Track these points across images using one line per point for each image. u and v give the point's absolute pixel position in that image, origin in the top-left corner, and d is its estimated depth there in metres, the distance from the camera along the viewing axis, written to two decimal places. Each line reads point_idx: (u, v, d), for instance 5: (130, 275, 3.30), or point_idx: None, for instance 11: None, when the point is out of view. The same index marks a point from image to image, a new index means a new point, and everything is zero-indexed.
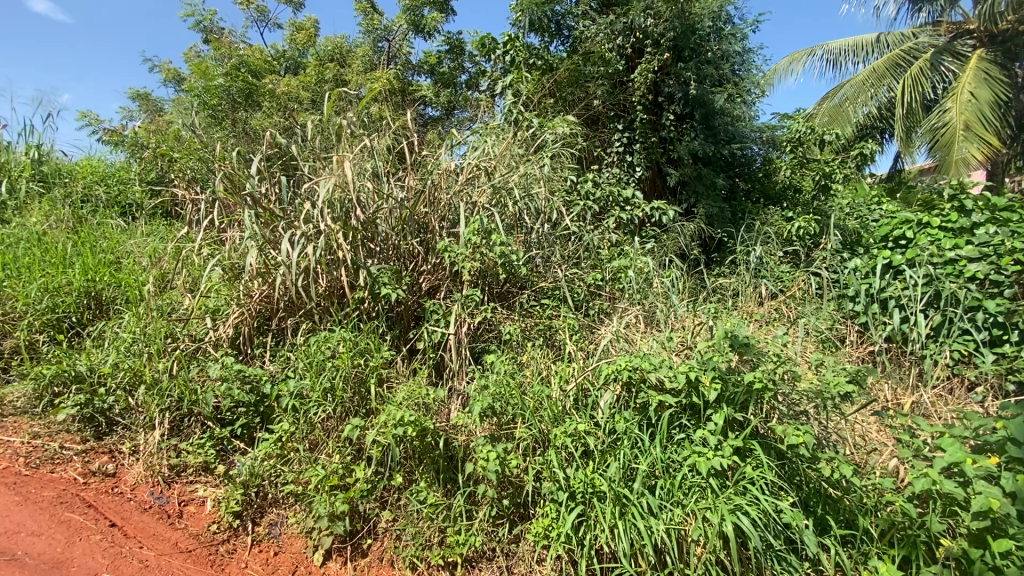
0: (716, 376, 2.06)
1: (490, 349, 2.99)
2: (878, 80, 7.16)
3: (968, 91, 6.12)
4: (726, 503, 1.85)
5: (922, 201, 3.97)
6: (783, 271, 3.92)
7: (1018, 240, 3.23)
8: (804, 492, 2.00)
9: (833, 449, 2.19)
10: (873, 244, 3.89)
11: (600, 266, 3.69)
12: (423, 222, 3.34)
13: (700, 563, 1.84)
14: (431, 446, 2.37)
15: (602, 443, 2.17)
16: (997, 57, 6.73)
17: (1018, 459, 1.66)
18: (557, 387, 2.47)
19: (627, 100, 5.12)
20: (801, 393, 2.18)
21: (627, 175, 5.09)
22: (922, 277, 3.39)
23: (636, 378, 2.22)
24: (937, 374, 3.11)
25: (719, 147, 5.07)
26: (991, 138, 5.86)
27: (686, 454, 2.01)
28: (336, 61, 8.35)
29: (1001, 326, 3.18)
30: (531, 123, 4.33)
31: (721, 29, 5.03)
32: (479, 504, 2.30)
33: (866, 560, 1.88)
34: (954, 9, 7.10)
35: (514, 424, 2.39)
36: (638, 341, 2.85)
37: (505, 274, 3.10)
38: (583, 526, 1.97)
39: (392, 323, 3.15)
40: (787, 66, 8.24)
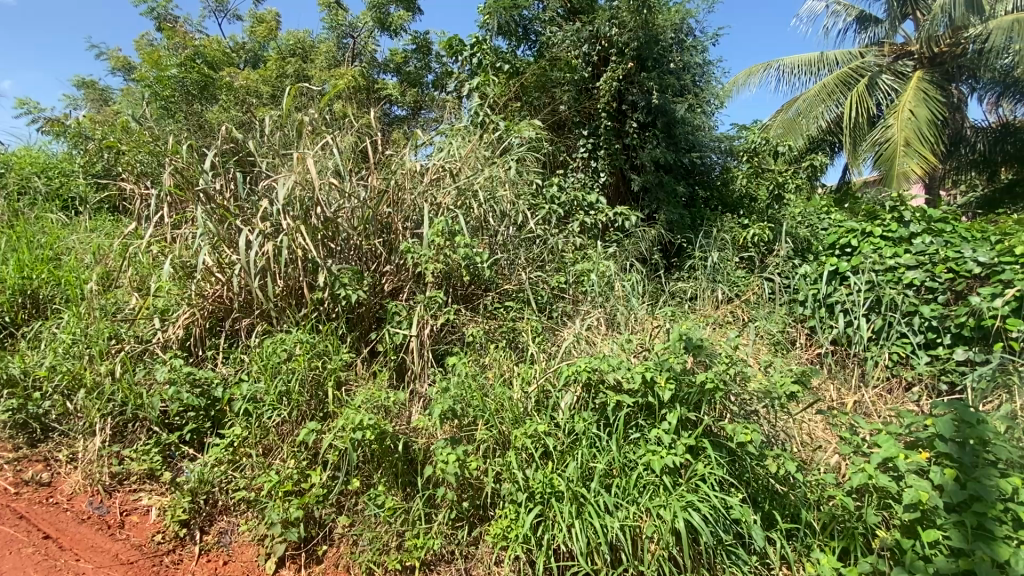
0: (670, 376, 2.12)
1: (453, 351, 2.98)
2: (828, 96, 7.54)
3: (908, 110, 6.53)
4: (679, 500, 1.91)
5: (866, 211, 4.18)
6: (738, 276, 4.09)
7: (951, 249, 3.46)
8: (752, 488, 2.07)
9: (781, 446, 2.28)
10: (821, 252, 4.09)
11: (564, 269, 3.73)
12: (386, 222, 3.29)
13: (654, 560, 1.87)
14: (390, 449, 2.33)
15: (561, 444, 2.19)
16: (936, 77, 7.18)
17: (945, 453, 1.77)
18: (519, 388, 2.49)
19: (593, 107, 5.22)
20: (752, 393, 2.26)
21: (591, 180, 5.18)
22: (865, 283, 3.59)
23: (595, 379, 2.26)
24: (877, 374, 3.29)
25: (680, 155, 5.22)
26: (928, 154, 6.27)
27: (642, 453, 2.05)
28: (298, 56, 8.16)
29: (935, 329, 3.40)
30: (497, 126, 4.36)
31: (683, 41, 5.19)
32: (438, 507, 2.28)
33: (809, 552, 1.96)
34: (894, 34, 7.63)
35: (474, 426, 2.38)
36: (598, 342, 2.90)
37: (469, 277, 3.09)
38: (542, 526, 1.98)
39: (352, 325, 3.10)
40: (745, 79, 8.56)
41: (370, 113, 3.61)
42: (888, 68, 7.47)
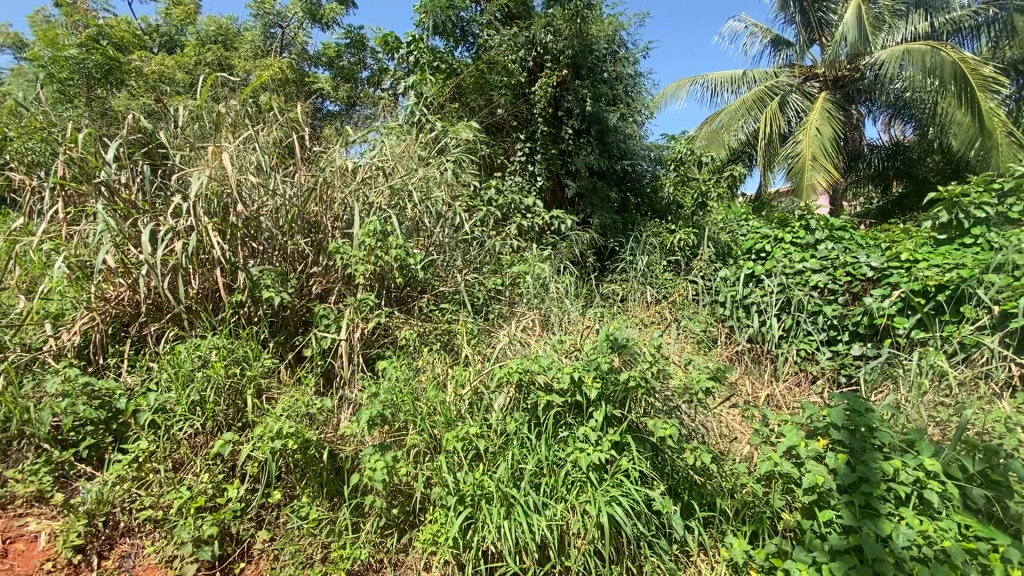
0: (597, 375, 2.19)
1: (385, 355, 2.91)
2: (747, 111, 8.10)
3: (815, 127, 7.14)
4: (604, 495, 1.96)
5: (779, 219, 4.52)
6: (667, 279, 4.31)
7: (849, 255, 3.82)
8: (673, 480, 2.19)
9: (700, 439, 2.42)
10: (740, 256, 4.38)
11: (501, 271, 3.75)
12: (315, 221, 3.17)
13: (580, 554, 1.92)
14: (315, 458, 2.25)
15: (493, 446, 2.20)
16: (839, 98, 7.88)
17: (838, 440, 1.95)
18: (452, 391, 2.47)
19: (530, 111, 5.29)
20: (673, 389, 2.37)
21: (529, 184, 5.24)
22: (776, 285, 3.89)
23: (527, 379, 2.29)
24: (787, 370, 3.56)
25: (613, 162, 5.43)
26: (832, 168, 6.89)
27: (570, 450, 2.10)
28: (221, 43, 7.71)
29: (835, 328, 3.73)
30: (434, 126, 4.31)
31: (616, 52, 5.39)
32: (366, 515, 2.22)
33: (723, 538, 2.10)
34: (803, 55, 8.38)
35: (405, 429, 2.34)
36: (532, 343, 2.92)
37: (402, 279, 3.02)
38: (471, 529, 1.97)
39: (276, 329, 2.96)
40: (673, 91, 9.01)
41: (298, 107, 3.46)
42: (799, 88, 8.12)
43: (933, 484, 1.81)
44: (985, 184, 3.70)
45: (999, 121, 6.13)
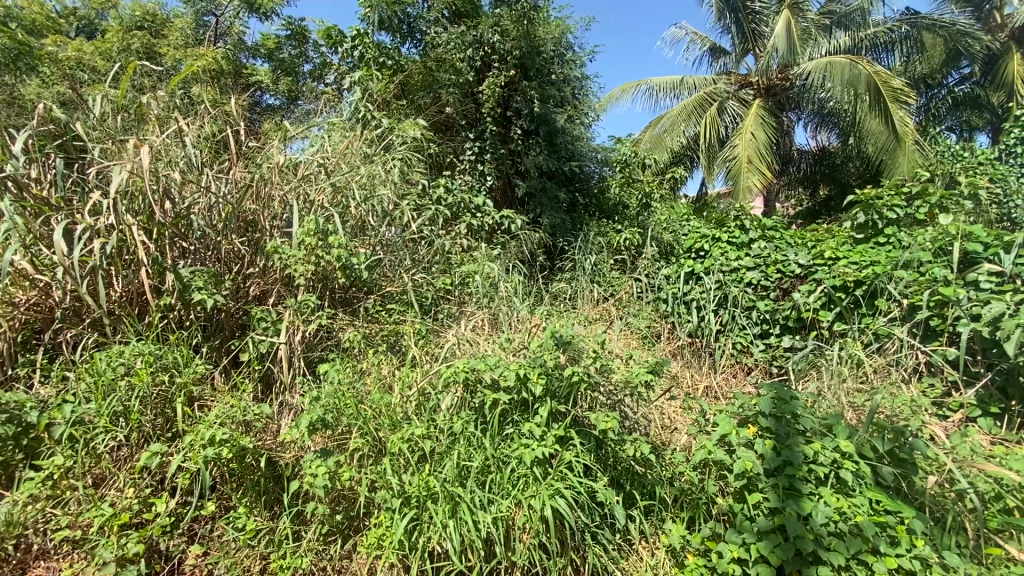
0: (542, 372, 2.23)
1: (328, 358, 2.83)
2: (688, 116, 8.46)
3: (750, 132, 7.54)
4: (548, 489, 2.00)
5: (717, 219, 4.74)
6: (613, 276, 4.45)
7: (779, 253, 4.06)
8: (615, 471, 2.27)
9: (641, 431, 2.50)
10: (682, 255, 4.57)
11: (450, 271, 3.72)
12: (251, 220, 3.05)
13: (525, 548, 1.94)
14: (252, 466, 2.18)
15: (438, 446, 2.19)
16: (772, 105, 8.34)
17: (766, 426, 2.08)
18: (398, 393, 2.44)
19: (478, 111, 5.29)
20: (615, 384, 2.45)
21: (478, 183, 5.24)
22: (714, 283, 4.08)
23: (473, 378, 2.30)
24: (724, 362, 3.75)
25: (561, 163, 5.51)
26: (765, 171, 7.30)
27: (515, 447, 2.12)
28: (147, 29, 7.26)
29: (768, 322, 3.97)
30: (379, 123, 4.23)
31: (563, 54, 5.46)
32: (308, 523, 2.17)
33: (662, 524, 2.20)
34: (738, 64, 8.83)
35: (348, 433, 2.30)
36: (481, 342, 2.91)
37: (345, 280, 2.94)
38: (416, 530, 1.96)
39: (209, 334, 2.82)
40: (619, 94, 9.26)
41: (233, 100, 3.31)
42: (735, 95, 8.55)
43: (847, 463, 1.96)
44: (896, 188, 4.03)
45: (910, 129, 6.81)
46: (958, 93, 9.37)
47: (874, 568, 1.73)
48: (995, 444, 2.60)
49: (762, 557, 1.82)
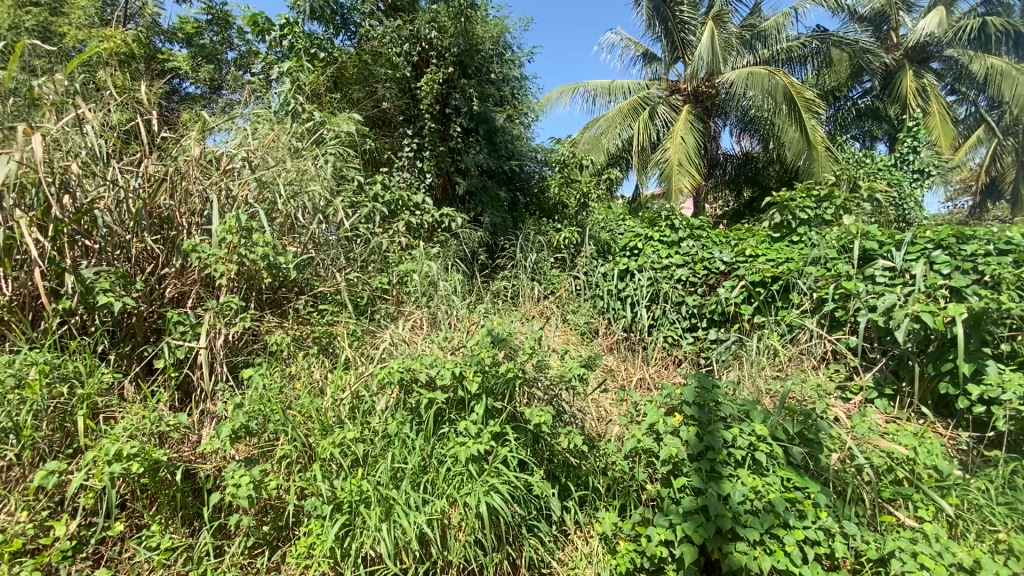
0: (478, 370, 2.23)
1: (254, 362, 2.69)
2: (622, 119, 8.76)
3: (680, 137, 7.92)
4: (483, 485, 2.00)
5: (649, 219, 4.93)
6: (553, 274, 4.54)
7: (705, 252, 4.29)
8: (551, 465, 2.33)
9: (576, 424, 2.57)
10: (618, 252, 4.73)
11: (387, 270, 3.64)
12: (165, 216, 2.85)
13: (461, 547, 1.95)
14: (167, 481, 2.04)
15: (373, 449, 2.15)
16: (700, 111, 8.77)
17: (690, 414, 2.21)
18: (330, 396, 2.37)
19: (415, 107, 5.22)
20: (551, 379, 2.49)
21: (417, 180, 5.18)
22: (647, 279, 4.25)
23: (408, 378, 2.27)
24: (656, 355, 3.92)
25: (501, 162, 5.52)
26: (695, 173, 7.70)
27: (451, 446, 2.11)
28: (44, 5, 6.64)
29: (696, 316, 4.19)
30: (311, 117, 4.07)
31: (502, 54, 5.47)
32: (232, 537, 2.06)
33: (595, 512, 2.29)
34: (669, 70, 9.23)
35: (275, 439, 2.20)
36: (418, 342, 2.85)
37: (271, 279, 2.81)
38: (349, 536, 1.91)
39: (118, 341, 2.61)
40: (558, 96, 9.42)
41: (144, 86, 3.05)
42: (666, 101, 8.93)
43: (762, 446, 2.11)
44: (807, 191, 4.37)
45: (821, 137, 7.41)
46: (861, 105, 10.28)
47: (785, 541, 1.87)
48: (888, 422, 2.90)
49: (686, 537, 1.92)
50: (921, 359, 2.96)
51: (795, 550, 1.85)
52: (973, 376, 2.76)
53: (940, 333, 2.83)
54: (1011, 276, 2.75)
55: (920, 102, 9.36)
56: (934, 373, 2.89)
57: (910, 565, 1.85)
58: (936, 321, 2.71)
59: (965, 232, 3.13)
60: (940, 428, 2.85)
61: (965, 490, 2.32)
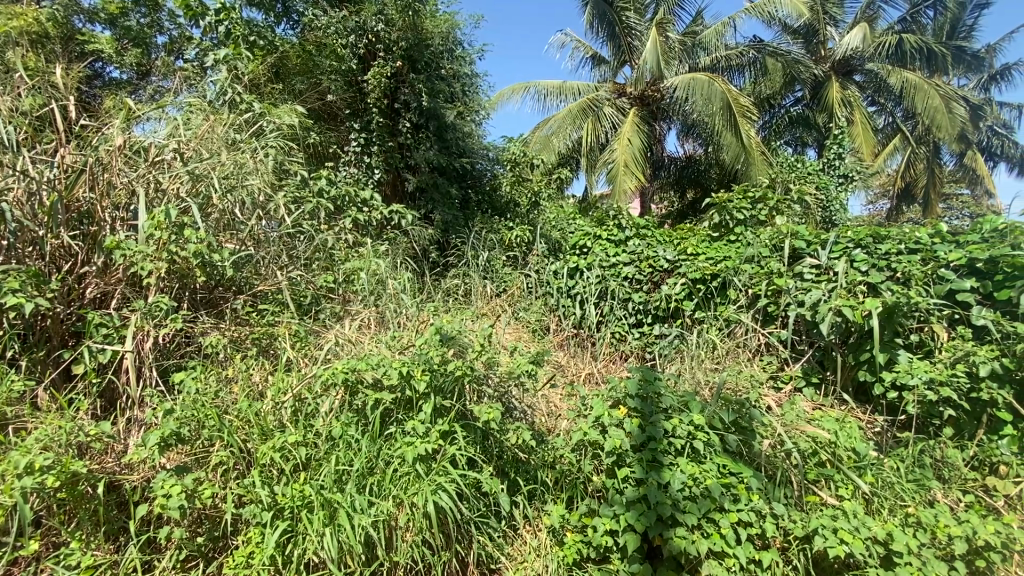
0: (426, 368, 2.22)
1: (187, 366, 2.55)
2: (572, 120, 8.92)
3: (627, 138, 8.15)
4: (430, 484, 1.99)
5: (598, 218, 5.04)
6: (505, 272, 4.56)
7: (650, 250, 4.43)
8: (500, 462, 2.35)
9: (526, 420, 2.60)
10: (568, 250, 4.82)
11: (333, 268, 3.54)
12: (86, 210, 2.65)
13: (408, 547, 1.93)
14: (87, 494, 1.90)
15: (316, 452, 2.10)
16: (645, 113, 9.05)
17: (634, 407, 2.29)
18: (270, 399, 2.28)
19: (363, 101, 5.10)
20: (501, 376, 2.50)
21: (365, 176, 5.06)
22: (595, 277, 4.36)
23: (354, 379, 2.23)
24: (605, 350, 4.02)
25: (452, 159, 5.47)
26: (640, 175, 7.95)
27: (398, 446, 2.08)
28: None
29: (642, 312, 4.33)
30: (251, 108, 3.88)
31: (453, 50, 5.42)
32: (163, 551, 1.95)
33: (543, 506, 2.34)
34: (617, 73, 9.46)
35: (209, 446, 2.09)
36: (365, 341, 2.79)
37: (205, 277, 2.68)
38: (290, 543, 1.85)
39: (31, 346, 2.40)
40: (509, 94, 9.45)
41: (60, 69, 2.81)
42: (613, 103, 9.16)
43: (700, 434, 2.22)
44: (743, 192, 4.61)
45: (755, 142, 7.83)
46: (793, 113, 10.93)
47: (721, 524, 1.98)
48: (815, 409, 3.12)
49: (630, 525, 1.99)
50: (843, 350, 3.19)
51: (729, 532, 1.96)
52: (887, 365, 3.02)
53: (859, 325, 3.06)
54: (919, 272, 3.06)
55: (845, 111, 10.07)
56: (854, 363, 3.13)
57: (832, 540, 2.00)
58: (855, 315, 2.94)
59: (880, 233, 3.40)
60: (859, 413, 3.09)
61: (880, 469, 2.53)
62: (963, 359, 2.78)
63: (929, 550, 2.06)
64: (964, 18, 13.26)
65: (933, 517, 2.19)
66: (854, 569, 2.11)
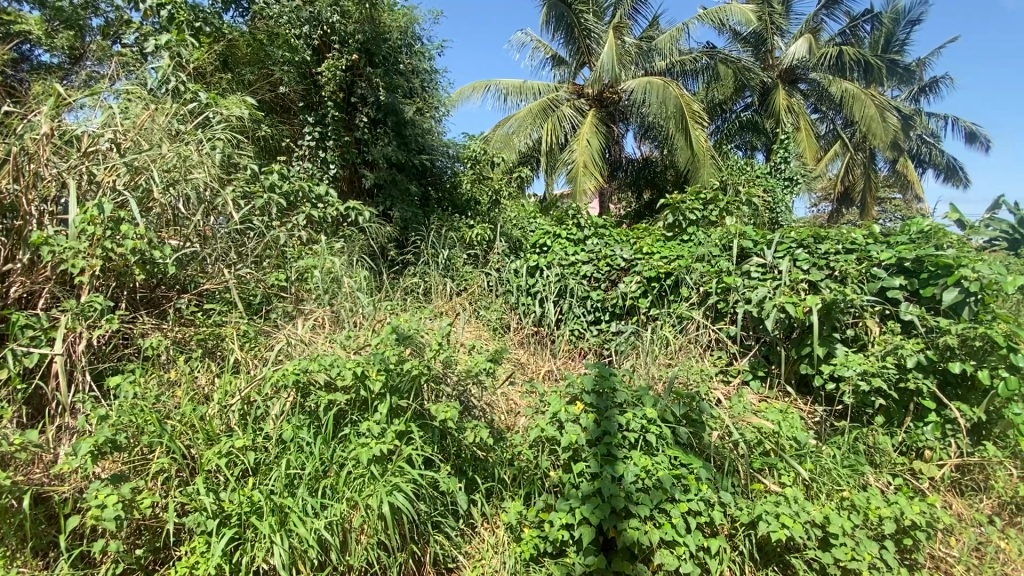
0: (382, 368, 2.18)
1: (124, 369, 2.41)
2: (532, 120, 8.99)
3: (586, 139, 8.28)
4: (386, 485, 1.97)
5: (558, 217, 5.09)
6: (466, 270, 4.55)
7: (608, 249, 4.52)
8: (457, 460, 2.35)
9: (485, 418, 2.60)
10: (528, 249, 4.85)
11: (285, 266, 3.42)
12: (10, 203, 2.47)
13: (363, 550, 1.91)
14: (11, 508, 1.76)
15: (266, 457, 2.04)
16: (604, 115, 9.22)
17: (590, 402, 2.34)
18: (216, 403, 2.19)
19: (317, 94, 4.96)
20: (458, 374, 2.49)
21: (320, 170, 4.92)
22: (555, 275, 4.40)
23: (305, 380, 2.17)
24: (564, 347, 4.07)
25: (411, 156, 5.36)
26: (599, 175, 8.10)
27: (352, 448, 2.04)
28: None
29: (601, 310, 4.41)
30: (196, 97, 3.70)
31: (411, 44, 5.34)
32: (97, 565, 1.84)
33: (502, 503, 2.36)
34: (577, 74, 9.58)
35: (149, 453, 1.99)
36: (318, 341, 2.72)
37: (145, 276, 2.54)
38: (238, 550, 1.80)
39: None
40: (469, 92, 9.41)
41: None
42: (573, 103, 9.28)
43: (653, 428, 2.28)
44: (696, 194, 4.76)
45: (707, 145, 8.13)
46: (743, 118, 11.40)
47: (672, 513, 2.05)
48: (761, 401, 3.27)
49: (585, 518, 2.03)
50: (787, 344, 3.36)
51: (680, 522, 2.03)
52: (826, 358, 3.19)
53: (802, 321, 3.23)
54: (855, 271, 3.25)
55: (791, 118, 10.58)
56: (797, 357, 3.31)
57: (775, 525, 2.11)
58: (797, 311, 3.10)
59: (821, 234, 3.59)
60: (801, 404, 3.27)
61: (819, 457, 2.68)
62: (893, 352, 2.98)
63: (862, 530, 2.20)
64: (897, 33, 14.18)
65: (865, 500, 2.34)
66: (794, 552, 2.24)
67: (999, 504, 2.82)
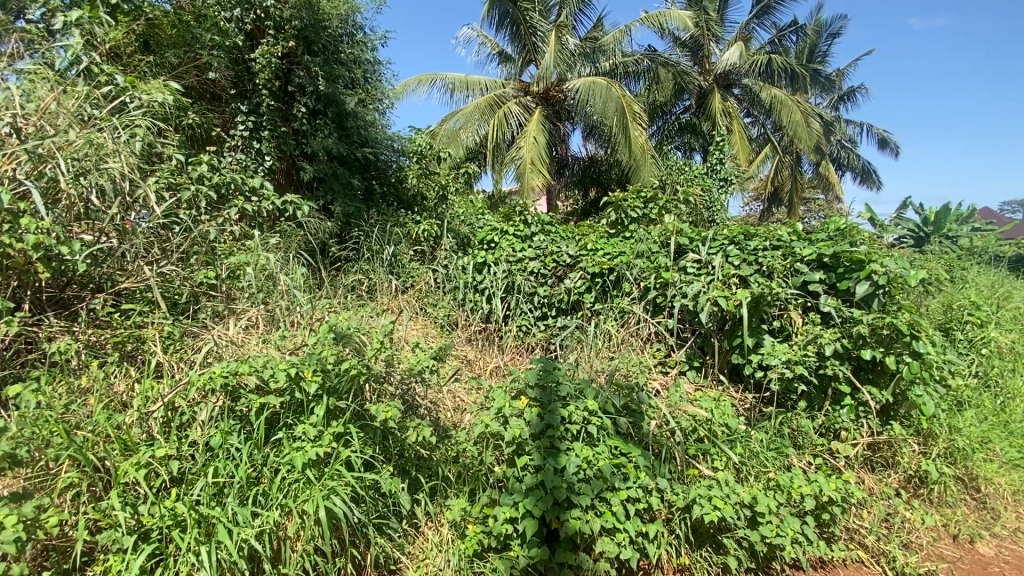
0: (318, 368, 2.12)
1: (27, 377, 2.20)
2: (479, 115, 8.98)
3: (533, 136, 8.36)
4: (322, 489, 1.91)
5: (505, 213, 5.11)
6: (412, 267, 4.47)
7: (553, 246, 4.58)
8: (400, 460, 2.32)
9: (430, 417, 2.57)
10: (475, 245, 4.83)
11: (214, 263, 3.22)
12: None
13: (298, 557, 1.85)
14: None
15: (191, 466, 1.93)
16: (550, 113, 9.34)
17: (534, 397, 2.37)
18: (134, 411, 2.04)
19: (250, 82, 4.70)
20: (401, 373, 2.44)
21: (254, 163, 4.68)
22: (502, 271, 4.42)
23: (235, 383, 2.07)
24: (511, 343, 4.09)
25: (352, 149, 5.21)
26: (546, 172, 8.19)
27: (286, 452, 1.97)
28: None
29: (547, 305, 4.46)
30: (112, 80, 3.42)
31: (352, 34, 5.18)
32: None
33: (445, 500, 2.35)
34: (522, 71, 9.66)
35: (54, 467, 1.83)
36: (253, 342, 2.59)
37: (50, 273, 2.34)
38: (160, 566, 1.70)
39: None
40: (415, 84, 9.23)
41: None
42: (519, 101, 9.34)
43: (594, 420, 2.34)
44: (637, 192, 4.90)
45: (647, 146, 8.42)
46: (682, 120, 11.90)
47: (611, 501, 2.13)
48: (697, 391, 3.43)
49: (528, 511, 2.06)
50: (720, 336, 3.54)
51: (619, 509, 2.11)
52: (755, 348, 3.40)
53: (732, 314, 3.42)
54: (780, 266, 3.46)
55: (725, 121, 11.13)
56: (728, 348, 3.49)
57: (708, 508, 2.22)
58: (728, 304, 3.28)
59: (750, 232, 3.80)
60: (733, 392, 3.46)
61: (747, 441, 2.85)
62: (813, 341, 3.21)
63: (784, 508, 2.37)
64: (819, 45, 15.24)
65: (788, 480, 2.51)
66: (725, 532, 2.36)
67: (904, 477, 3.11)
